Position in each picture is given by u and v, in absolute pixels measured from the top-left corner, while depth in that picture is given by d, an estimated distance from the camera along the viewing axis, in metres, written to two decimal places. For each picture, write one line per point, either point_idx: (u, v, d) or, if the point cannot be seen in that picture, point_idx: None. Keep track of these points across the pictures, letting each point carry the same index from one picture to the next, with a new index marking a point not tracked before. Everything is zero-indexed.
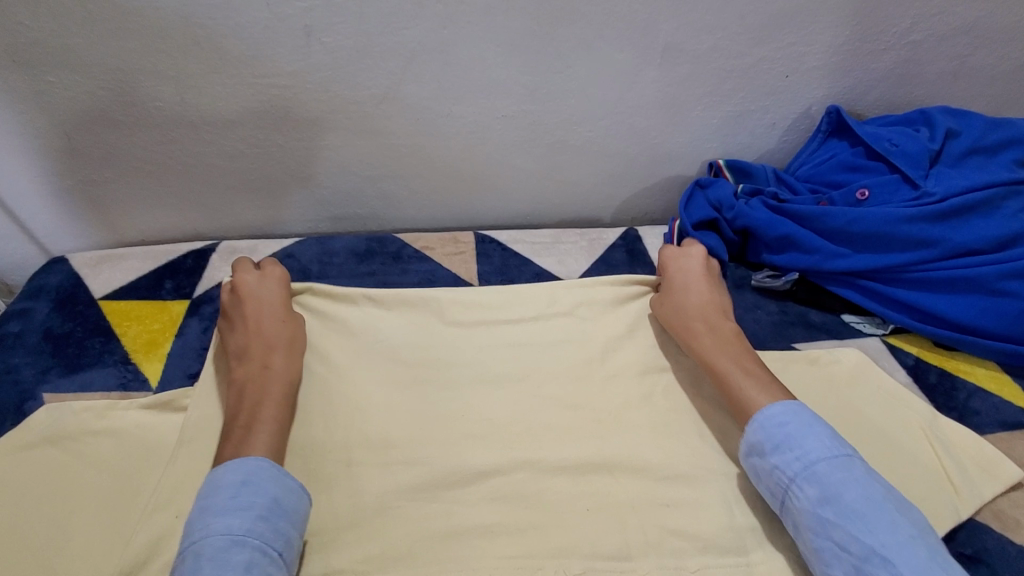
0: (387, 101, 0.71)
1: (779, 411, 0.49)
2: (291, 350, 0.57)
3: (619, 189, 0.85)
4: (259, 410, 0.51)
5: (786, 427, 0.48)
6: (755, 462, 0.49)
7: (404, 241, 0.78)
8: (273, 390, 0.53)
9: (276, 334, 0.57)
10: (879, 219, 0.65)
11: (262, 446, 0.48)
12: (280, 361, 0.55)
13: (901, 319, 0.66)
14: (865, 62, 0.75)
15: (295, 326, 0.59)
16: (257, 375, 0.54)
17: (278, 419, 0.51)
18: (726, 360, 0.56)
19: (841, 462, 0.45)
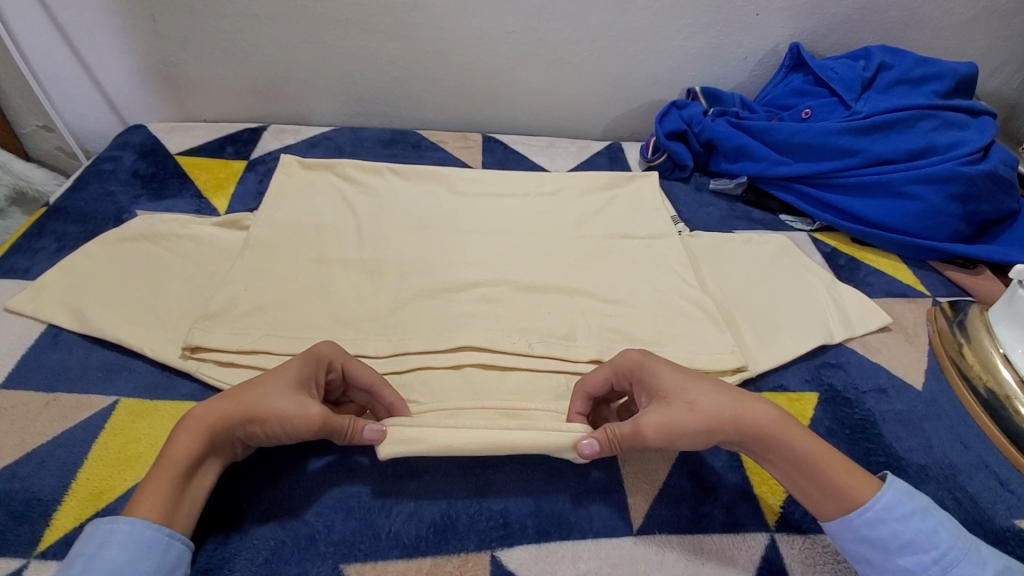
0: (417, 10, 0.85)
1: (895, 500, 0.43)
2: (253, 408, 0.43)
3: (608, 109, 0.99)
4: (163, 460, 0.42)
5: (909, 509, 0.43)
6: (872, 562, 0.43)
7: (423, 135, 0.93)
8: (185, 442, 0.43)
9: (246, 391, 0.45)
10: (815, 132, 0.79)
11: (149, 506, 0.41)
12: (217, 411, 0.44)
13: (827, 217, 0.80)
14: (825, 7, 0.88)
15: (274, 393, 0.44)
16: (189, 420, 0.44)
17: (166, 482, 0.42)
18: (736, 410, 0.45)
19: (973, 556, 0.42)
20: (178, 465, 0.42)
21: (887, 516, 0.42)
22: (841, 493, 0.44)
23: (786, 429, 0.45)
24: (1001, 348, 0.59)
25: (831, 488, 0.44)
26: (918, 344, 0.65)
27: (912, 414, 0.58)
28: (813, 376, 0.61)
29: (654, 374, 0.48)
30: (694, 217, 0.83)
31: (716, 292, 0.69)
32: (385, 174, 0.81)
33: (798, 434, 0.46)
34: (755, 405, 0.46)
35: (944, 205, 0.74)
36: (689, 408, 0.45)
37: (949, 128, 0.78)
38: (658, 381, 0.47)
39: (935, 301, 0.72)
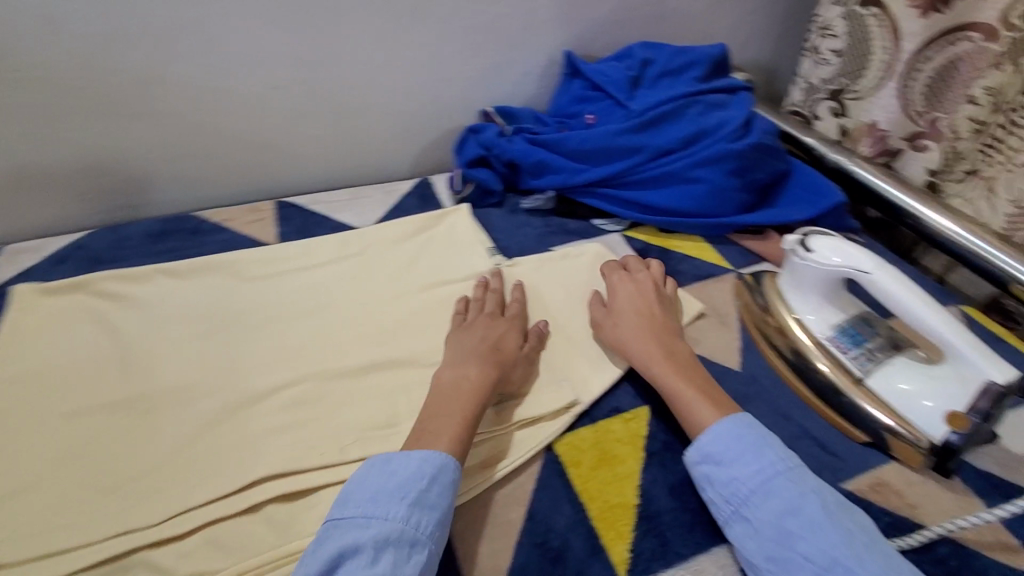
0: (154, 82, 0.74)
1: (730, 422, 0.51)
2: (511, 351, 0.59)
3: (408, 145, 0.94)
4: (463, 392, 0.53)
5: (747, 429, 0.50)
6: (709, 476, 0.49)
7: (202, 218, 0.82)
8: (466, 402, 0.52)
9: (496, 341, 0.59)
10: (601, 136, 0.80)
11: (440, 443, 0.48)
12: (480, 371, 0.55)
13: (632, 214, 0.82)
14: (586, 12, 0.91)
15: (508, 340, 0.60)
16: (450, 369, 0.56)
17: (465, 423, 0.51)
18: (631, 340, 0.60)
19: (795, 472, 0.48)
20: (444, 430, 0.49)
21: (719, 430, 0.50)
22: (697, 424, 0.52)
23: (671, 364, 0.57)
24: (795, 313, 0.62)
25: (689, 414, 0.53)
26: (731, 324, 0.68)
27: (736, 399, 0.59)
28: (643, 387, 0.60)
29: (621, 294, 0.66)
30: (511, 242, 0.80)
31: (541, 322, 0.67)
32: (154, 279, 0.69)
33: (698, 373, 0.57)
34: (656, 340, 0.59)
35: (725, 182, 0.79)
36: (613, 326, 0.62)
37: (714, 109, 0.83)
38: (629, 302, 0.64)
39: (738, 275, 0.76)
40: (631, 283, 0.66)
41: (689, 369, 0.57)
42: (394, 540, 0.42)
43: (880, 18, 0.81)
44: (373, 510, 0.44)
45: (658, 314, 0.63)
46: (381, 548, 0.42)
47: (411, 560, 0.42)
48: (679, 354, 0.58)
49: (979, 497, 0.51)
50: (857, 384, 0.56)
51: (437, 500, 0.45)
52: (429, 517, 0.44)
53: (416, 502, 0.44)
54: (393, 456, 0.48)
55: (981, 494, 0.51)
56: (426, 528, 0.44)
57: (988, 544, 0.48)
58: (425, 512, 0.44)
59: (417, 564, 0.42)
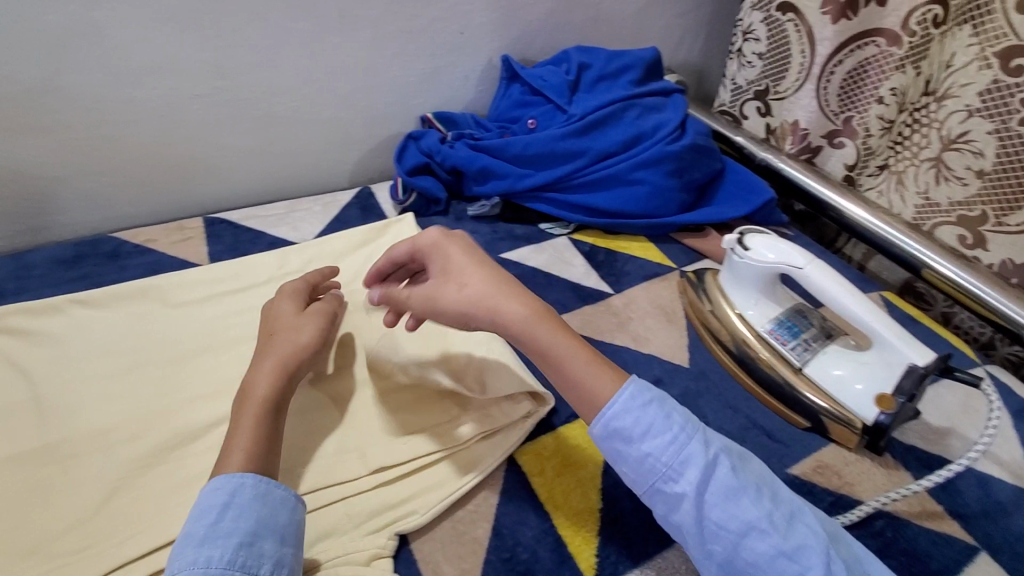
0: (52, 94, 0.68)
1: (632, 394, 0.45)
2: (293, 337, 0.54)
3: (346, 154, 0.91)
4: (247, 400, 0.49)
5: (648, 398, 0.45)
6: (621, 453, 0.45)
7: (121, 239, 0.76)
8: (246, 408, 0.48)
9: (278, 334, 0.55)
10: (543, 141, 0.81)
11: (237, 461, 0.44)
12: (263, 367, 0.51)
13: (578, 217, 0.83)
14: (521, 16, 0.91)
15: (307, 326, 0.55)
16: (251, 368, 0.52)
17: (256, 423, 0.47)
18: (488, 307, 0.49)
19: (699, 436, 0.44)
20: (240, 444, 0.46)
21: (626, 407, 0.44)
22: (599, 398, 0.46)
23: (544, 331, 0.48)
24: (737, 309, 0.65)
25: (584, 387, 0.47)
26: (678, 321, 0.70)
27: (687, 395, 0.61)
28: None
29: (442, 258, 0.52)
30: None
31: None
32: (69, 310, 0.63)
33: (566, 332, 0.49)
34: (514, 303, 0.49)
35: (664, 183, 0.81)
36: (458, 287, 0.50)
37: (650, 112, 0.85)
38: (448, 263, 0.51)
39: (682, 273, 0.78)
40: (454, 239, 0.53)
41: (567, 328, 0.49)
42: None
43: (796, 23, 0.85)
44: (201, 552, 0.39)
45: (493, 266, 0.51)
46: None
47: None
48: (540, 313, 0.49)
49: (908, 470, 0.55)
50: (798, 373, 0.59)
51: (281, 522, 0.42)
52: (267, 542, 0.41)
53: (249, 532, 0.40)
54: (203, 493, 0.42)
55: (909, 467, 0.55)
56: (272, 555, 0.40)
57: (916, 513, 0.52)
58: (262, 541, 0.40)
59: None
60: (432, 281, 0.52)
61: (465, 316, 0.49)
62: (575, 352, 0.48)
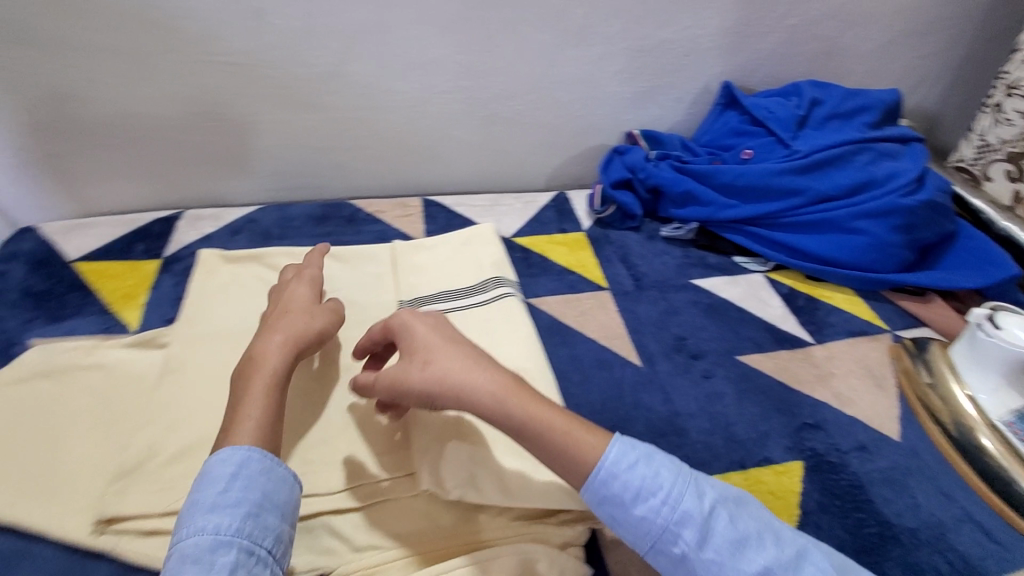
0: (335, 78, 0.79)
1: (621, 452, 0.43)
2: (307, 323, 0.54)
3: (550, 159, 0.95)
4: (257, 373, 0.48)
5: (637, 453, 0.44)
6: (615, 518, 0.43)
7: (358, 207, 0.87)
8: (256, 383, 0.48)
9: (292, 312, 0.56)
10: (759, 174, 0.79)
11: (245, 435, 0.44)
12: (279, 338, 0.52)
13: (780, 257, 0.80)
14: (748, 45, 0.89)
15: (318, 315, 0.56)
16: (264, 348, 0.51)
17: (268, 399, 0.47)
18: (467, 378, 0.46)
19: (692, 486, 0.43)
20: (249, 420, 0.45)
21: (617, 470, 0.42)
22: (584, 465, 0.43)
23: (522, 394, 0.46)
24: (967, 390, 0.61)
25: (570, 459, 0.44)
26: (887, 388, 0.65)
27: (896, 471, 0.56)
28: (794, 442, 0.59)
29: (410, 336, 0.49)
30: (651, 269, 0.80)
31: (685, 358, 0.67)
32: (319, 261, 0.74)
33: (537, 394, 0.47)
34: (488, 372, 0.47)
35: (889, 238, 0.75)
36: (423, 365, 0.46)
37: (884, 159, 0.79)
38: (410, 340, 0.49)
39: (894, 337, 0.72)
40: (424, 312, 0.52)
41: (538, 396, 0.46)
42: (240, 549, 0.39)
43: None
44: (202, 519, 0.40)
45: (464, 338, 0.49)
46: (217, 565, 0.38)
47: (261, 568, 0.39)
48: (513, 380, 0.47)
49: None
50: None
51: (240, 497, 0.41)
52: (234, 516, 0.40)
53: (255, 504, 0.41)
54: (208, 463, 0.43)
55: None
56: (273, 529, 0.41)
57: None
58: (266, 514, 0.41)
59: (271, 568, 0.40)
60: (397, 361, 0.48)
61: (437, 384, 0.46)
62: (554, 424, 0.45)
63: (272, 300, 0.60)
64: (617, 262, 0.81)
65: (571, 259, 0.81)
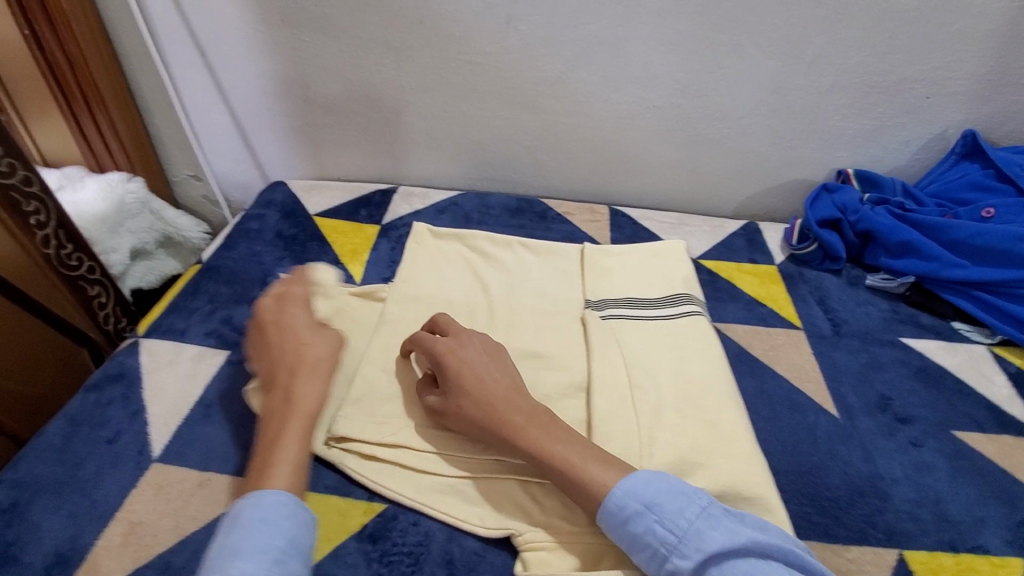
0: (558, 84, 0.85)
1: (615, 506, 0.45)
2: (317, 355, 0.53)
3: (745, 187, 0.93)
4: (298, 413, 0.49)
5: (631, 508, 0.45)
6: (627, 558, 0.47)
7: (549, 206, 0.91)
8: (292, 425, 0.48)
9: (305, 349, 0.54)
10: (1004, 235, 0.71)
11: (280, 478, 0.45)
12: (309, 383, 0.51)
13: (1012, 331, 0.70)
14: (1007, 93, 0.79)
15: (320, 340, 0.55)
16: (297, 386, 0.51)
17: (302, 445, 0.48)
18: (493, 398, 0.51)
19: (683, 542, 0.42)
20: (289, 462, 0.46)
21: (607, 524, 0.45)
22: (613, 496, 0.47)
23: (543, 426, 0.50)
24: None
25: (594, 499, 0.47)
26: None
27: None
28: (1019, 538, 0.52)
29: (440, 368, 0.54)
30: (852, 317, 0.74)
31: (889, 419, 0.61)
32: (516, 249, 0.79)
33: (568, 431, 0.50)
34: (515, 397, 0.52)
35: None
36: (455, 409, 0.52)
37: None
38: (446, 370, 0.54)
39: None
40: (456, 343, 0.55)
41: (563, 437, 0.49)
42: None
43: None
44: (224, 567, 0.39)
45: (506, 372, 0.54)
46: None
47: None
48: (541, 412, 0.51)
49: None
50: None
51: (269, 543, 0.40)
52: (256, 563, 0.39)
53: (281, 550, 0.40)
54: (239, 509, 0.42)
55: None
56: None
57: None
58: (292, 559, 0.41)
59: None
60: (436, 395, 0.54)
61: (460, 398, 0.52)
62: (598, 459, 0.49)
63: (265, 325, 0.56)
64: (813, 302, 0.76)
65: (760, 290, 0.78)
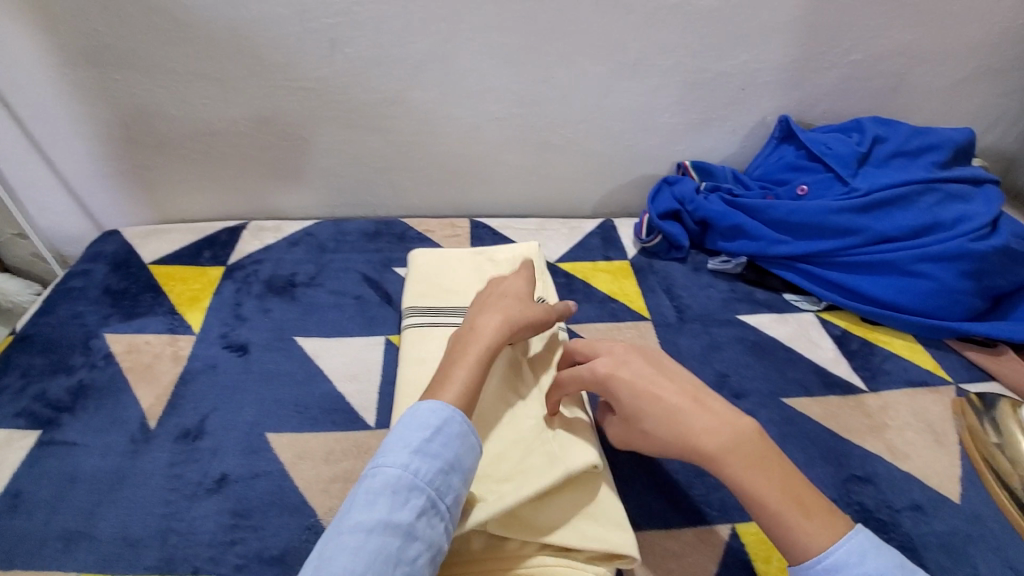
0: (397, 103, 0.83)
1: (843, 557, 0.40)
2: (526, 309, 0.58)
3: (599, 186, 0.96)
4: (475, 346, 0.52)
5: (865, 569, 0.40)
6: None
7: (408, 225, 0.90)
8: (473, 351, 0.52)
9: (509, 294, 0.60)
10: (815, 211, 0.76)
11: (450, 395, 0.48)
12: (498, 322, 0.55)
13: (833, 297, 0.77)
14: (812, 78, 0.87)
15: (530, 301, 0.60)
16: (484, 322, 0.55)
17: (474, 373, 0.50)
18: (679, 414, 0.45)
19: None
20: (458, 381, 0.49)
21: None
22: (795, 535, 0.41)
23: (759, 460, 0.43)
24: None
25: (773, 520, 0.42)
26: (949, 446, 0.62)
27: (954, 535, 0.54)
28: (841, 494, 0.57)
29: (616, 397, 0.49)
30: (695, 302, 0.78)
31: (726, 396, 0.65)
32: None
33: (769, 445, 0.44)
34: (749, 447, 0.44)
35: (957, 284, 0.71)
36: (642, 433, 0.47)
37: (953, 202, 0.76)
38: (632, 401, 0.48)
39: (957, 390, 0.68)
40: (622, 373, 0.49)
41: (756, 482, 0.43)
42: (428, 496, 0.42)
43: None
44: (377, 461, 0.43)
45: (678, 380, 0.48)
46: (409, 502, 0.41)
47: (437, 519, 0.41)
48: (689, 396, 0.46)
49: None
50: None
51: (439, 450, 0.44)
52: (428, 464, 0.43)
53: (449, 461, 0.43)
54: (414, 411, 0.46)
55: None
56: (457, 490, 0.43)
57: None
58: (453, 475, 0.43)
59: (445, 522, 0.42)
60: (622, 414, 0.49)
61: (639, 410, 0.47)
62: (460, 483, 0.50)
63: (487, 286, 0.63)
64: (660, 292, 0.80)
65: (613, 286, 0.81)
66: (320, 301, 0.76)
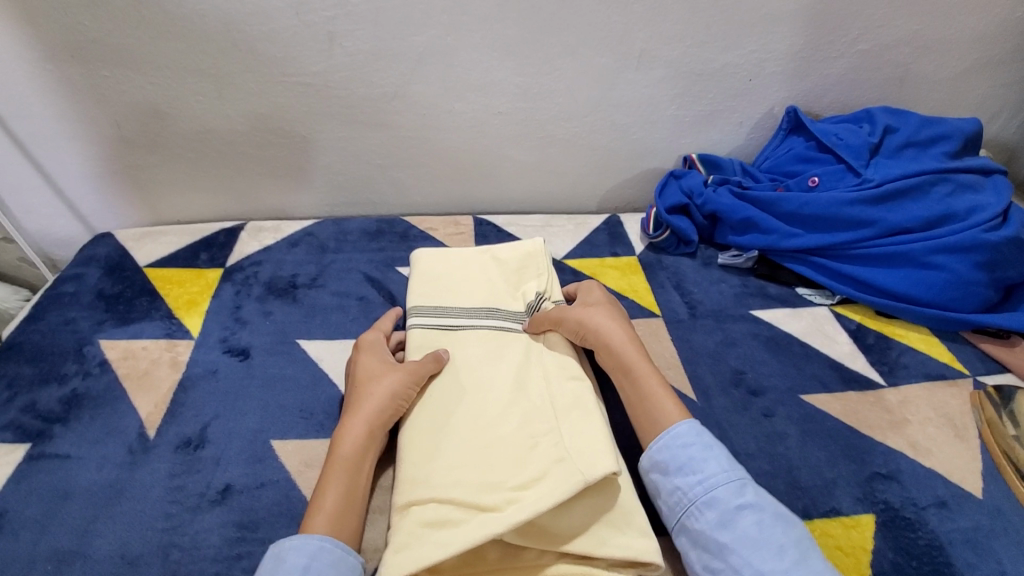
0: (397, 98, 0.81)
1: (685, 432, 0.52)
2: (381, 388, 0.55)
3: (604, 181, 0.94)
4: (335, 460, 0.51)
5: (695, 445, 0.51)
6: (659, 481, 0.52)
7: (411, 223, 0.88)
8: (335, 474, 0.50)
9: (361, 385, 0.57)
10: (827, 203, 0.75)
11: (320, 521, 0.47)
12: (348, 427, 0.53)
13: (847, 291, 0.76)
14: (819, 68, 0.86)
15: (388, 378, 0.57)
16: (344, 427, 0.53)
17: (345, 483, 0.49)
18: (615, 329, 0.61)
19: (735, 486, 0.48)
20: (327, 505, 0.48)
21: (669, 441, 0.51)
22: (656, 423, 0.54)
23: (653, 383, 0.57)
24: None
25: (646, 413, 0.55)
26: (970, 440, 0.61)
27: (982, 532, 0.53)
28: (865, 493, 0.55)
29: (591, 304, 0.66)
30: (707, 297, 0.77)
31: (744, 393, 0.64)
32: None
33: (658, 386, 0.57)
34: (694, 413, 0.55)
35: (973, 275, 0.70)
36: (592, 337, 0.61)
37: (966, 191, 0.75)
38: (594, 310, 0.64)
39: (976, 383, 0.67)
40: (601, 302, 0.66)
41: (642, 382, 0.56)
42: None
43: None
44: None
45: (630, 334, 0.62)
46: None
47: None
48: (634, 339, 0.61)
49: None
50: None
51: None
52: None
53: None
54: (280, 555, 0.45)
55: None
56: None
57: None
58: None
59: None
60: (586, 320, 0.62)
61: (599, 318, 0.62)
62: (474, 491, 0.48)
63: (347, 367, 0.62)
64: (671, 288, 0.78)
65: (623, 283, 0.79)
66: (323, 302, 0.73)
